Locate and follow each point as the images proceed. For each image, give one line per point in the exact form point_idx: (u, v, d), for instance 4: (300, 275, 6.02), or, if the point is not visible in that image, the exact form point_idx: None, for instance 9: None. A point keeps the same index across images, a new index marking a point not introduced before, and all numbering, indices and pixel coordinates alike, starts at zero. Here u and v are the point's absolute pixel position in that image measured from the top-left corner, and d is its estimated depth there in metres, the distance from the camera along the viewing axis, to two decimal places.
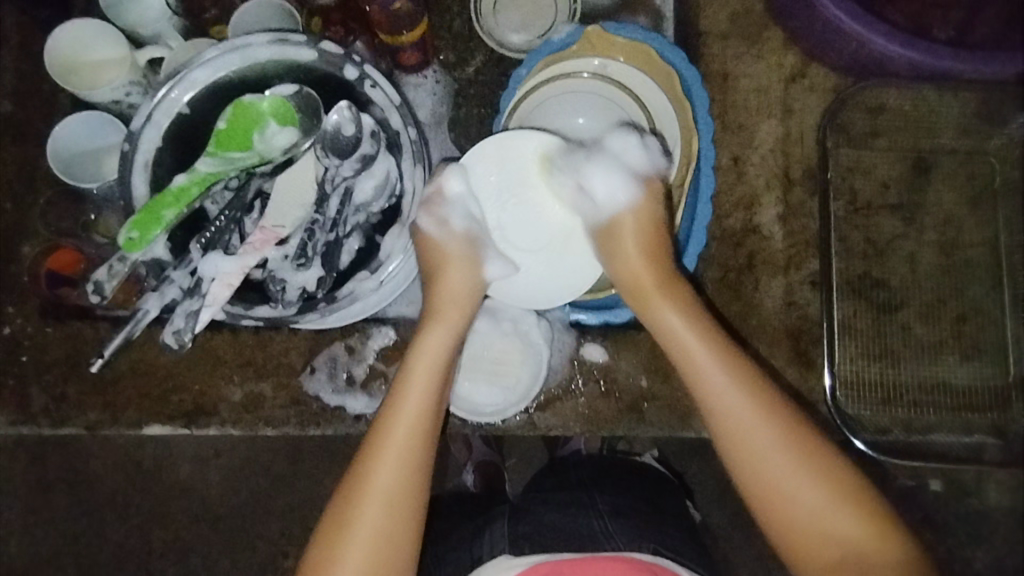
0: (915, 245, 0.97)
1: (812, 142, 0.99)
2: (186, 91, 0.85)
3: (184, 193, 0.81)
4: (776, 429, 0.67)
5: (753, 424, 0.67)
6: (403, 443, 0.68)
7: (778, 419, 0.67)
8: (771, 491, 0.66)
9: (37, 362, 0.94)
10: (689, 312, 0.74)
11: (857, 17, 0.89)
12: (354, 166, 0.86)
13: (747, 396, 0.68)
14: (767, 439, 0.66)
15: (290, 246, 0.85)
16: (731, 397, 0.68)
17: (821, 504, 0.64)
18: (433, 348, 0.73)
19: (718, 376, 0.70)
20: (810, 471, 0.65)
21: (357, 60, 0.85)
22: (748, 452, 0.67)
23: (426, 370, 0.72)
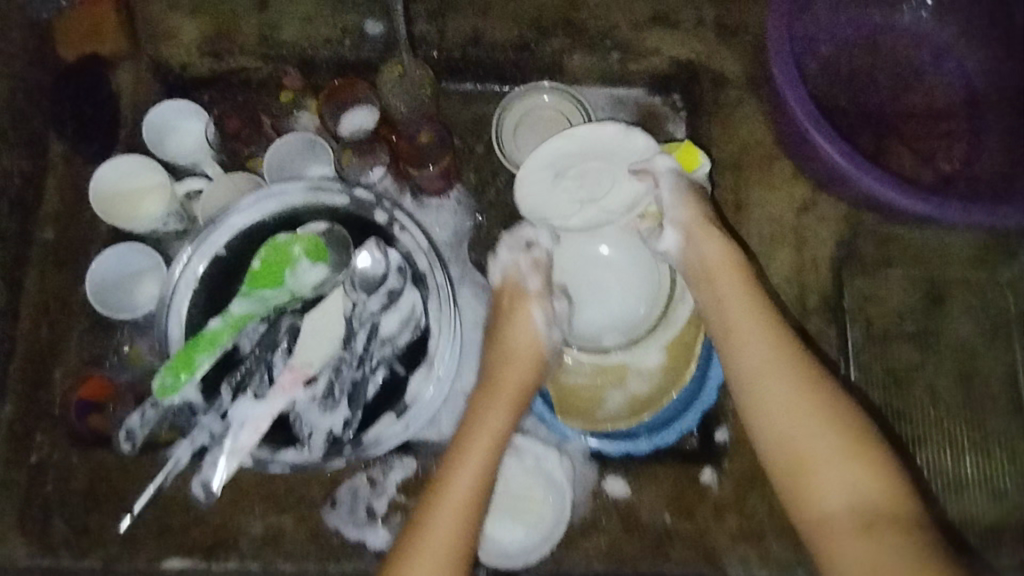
0: (935, 376, 0.98)
1: (825, 271, 1.02)
2: (223, 234, 0.88)
3: (217, 338, 0.83)
4: (826, 466, 0.75)
5: (788, 430, 0.77)
6: (456, 501, 0.81)
7: (812, 430, 0.76)
8: (814, 508, 0.74)
9: (62, 494, 0.94)
10: (762, 328, 0.83)
11: (865, 172, 0.92)
12: (381, 301, 0.91)
13: (789, 395, 0.78)
14: (804, 442, 0.76)
15: (317, 386, 0.86)
16: (776, 400, 0.78)
17: (857, 492, 0.73)
18: (494, 418, 0.87)
19: (772, 387, 0.79)
20: (843, 476, 0.74)
21: (387, 206, 0.91)
22: (795, 471, 0.76)
23: (486, 435, 0.85)
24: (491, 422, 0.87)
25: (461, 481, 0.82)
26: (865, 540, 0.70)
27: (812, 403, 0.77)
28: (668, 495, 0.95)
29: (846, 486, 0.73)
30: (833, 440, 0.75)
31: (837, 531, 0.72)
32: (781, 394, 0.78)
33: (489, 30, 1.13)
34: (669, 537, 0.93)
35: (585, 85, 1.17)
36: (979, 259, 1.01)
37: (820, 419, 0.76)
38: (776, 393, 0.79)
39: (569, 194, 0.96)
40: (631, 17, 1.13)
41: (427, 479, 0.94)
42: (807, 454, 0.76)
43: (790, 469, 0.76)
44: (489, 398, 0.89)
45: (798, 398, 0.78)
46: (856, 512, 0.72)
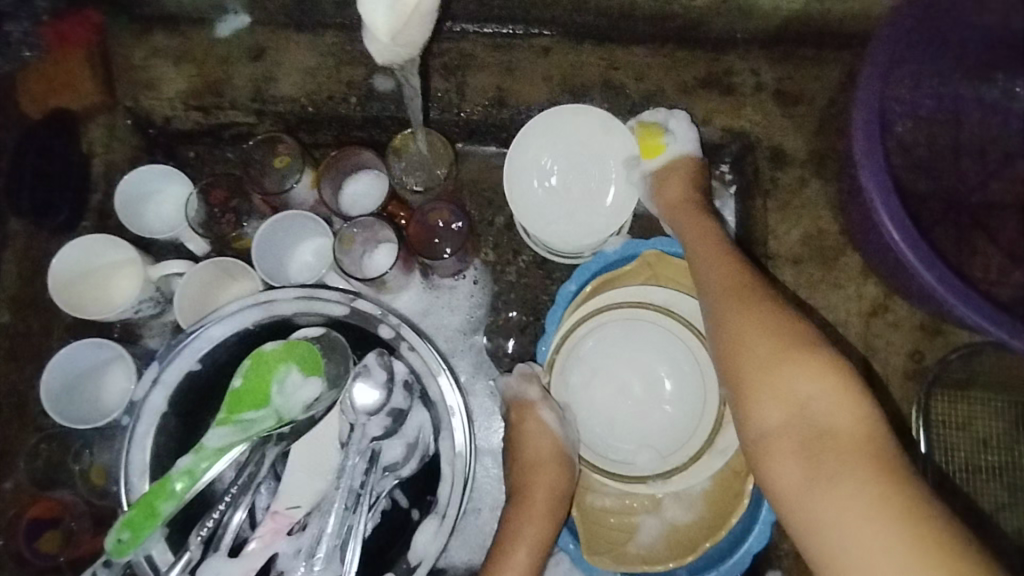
0: (1020, 518, 0.85)
1: (897, 388, 0.88)
2: (199, 345, 0.75)
3: (185, 480, 0.69)
4: (802, 447, 0.67)
5: (761, 407, 0.70)
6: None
7: (788, 404, 0.69)
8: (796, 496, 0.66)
9: None
10: (755, 307, 0.75)
11: (964, 298, 0.76)
12: (383, 423, 0.77)
13: (764, 359, 0.71)
14: (777, 418, 0.69)
15: (304, 537, 0.72)
16: (746, 364, 0.73)
17: (833, 452, 0.65)
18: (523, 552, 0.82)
19: (749, 348, 0.73)
20: (821, 468, 0.65)
21: (394, 321, 0.78)
22: (776, 458, 0.69)
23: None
24: (527, 542, 0.83)
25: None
26: (807, 453, 0.66)
27: (791, 374, 0.69)
28: None
29: (810, 381, 0.69)
30: (811, 388, 0.69)
31: (775, 450, 0.69)
32: (758, 365, 0.71)
33: (516, 92, 0.99)
34: None
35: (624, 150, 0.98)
36: None
37: (807, 384, 0.69)
38: (754, 353, 0.72)
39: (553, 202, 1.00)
40: (678, 80, 0.99)
41: None
42: (781, 387, 0.70)
43: (767, 449, 0.69)
44: (519, 523, 0.84)
45: (779, 368, 0.70)
46: (806, 440, 0.67)
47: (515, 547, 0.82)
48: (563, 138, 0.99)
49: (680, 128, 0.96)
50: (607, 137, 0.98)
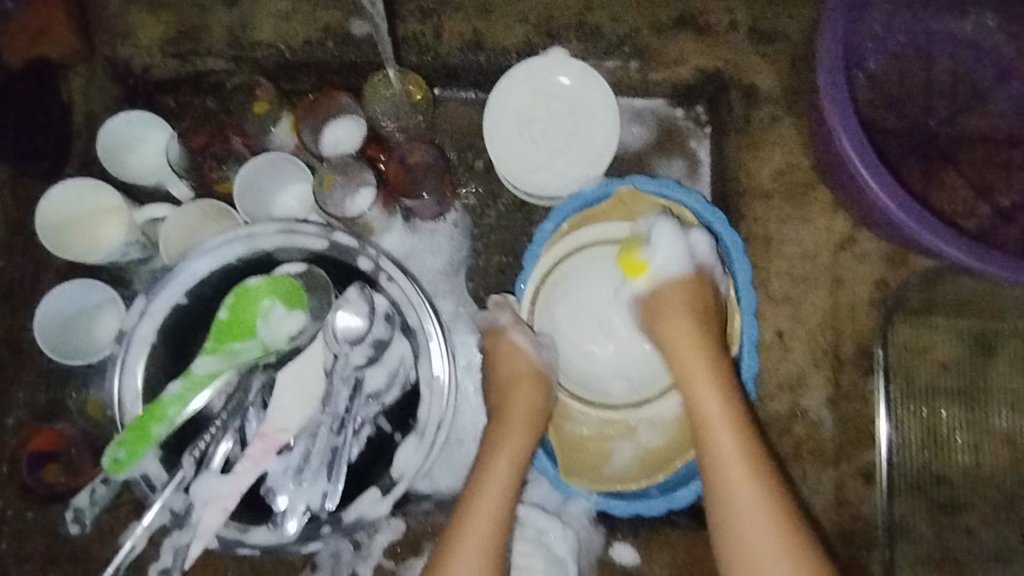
0: (978, 436, 0.89)
1: (863, 316, 0.91)
2: (185, 279, 0.77)
3: (176, 403, 0.72)
4: (759, 524, 0.74)
5: (728, 489, 0.77)
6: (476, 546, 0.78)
7: (752, 488, 0.76)
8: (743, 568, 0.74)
9: (19, 548, 0.87)
10: (721, 396, 0.81)
11: (918, 221, 0.79)
12: (366, 352, 0.81)
13: (727, 445, 0.78)
14: (739, 501, 0.76)
15: (292, 456, 0.76)
16: (718, 452, 0.78)
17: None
18: (502, 463, 0.83)
19: (722, 442, 0.79)
20: (772, 546, 0.73)
21: (372, 253, 0.81)
22: (728, 531, 0.75)
23: (496, 487, 0.81)
24: (507, 455, 0.84)
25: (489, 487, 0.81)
26: (760, 552, 0.74)
27: (751, 472, 0.77)
28: (679, 561, 0.86)
29: (754, 488, 0.76)
30: (766, 539, 0.74)
31: (730, 524, 0.75)
32: (722, 451, 0.78)
33: (492, 35, 1.00)
34: None
35: (597, 87, 1.00)
36: None
37: (756, 480, 0.76)
38: (722, 452, 0.78)
39: (529, 146, 1.01)
40: (653, 20, 0.99)
41: (417, 541, 0.87)
42: (733, 503, 0.76)
43: (722, 523, 0.76)
44: (499, 440, 0.85)
45: (745, 469, 0.77)
46: (765, 524, 0.74)
47: (495, 459, 0.84)
48: (538, 86, 1.01)
49: (662, 247, 0.85)
50: (569, 70, 1.00)
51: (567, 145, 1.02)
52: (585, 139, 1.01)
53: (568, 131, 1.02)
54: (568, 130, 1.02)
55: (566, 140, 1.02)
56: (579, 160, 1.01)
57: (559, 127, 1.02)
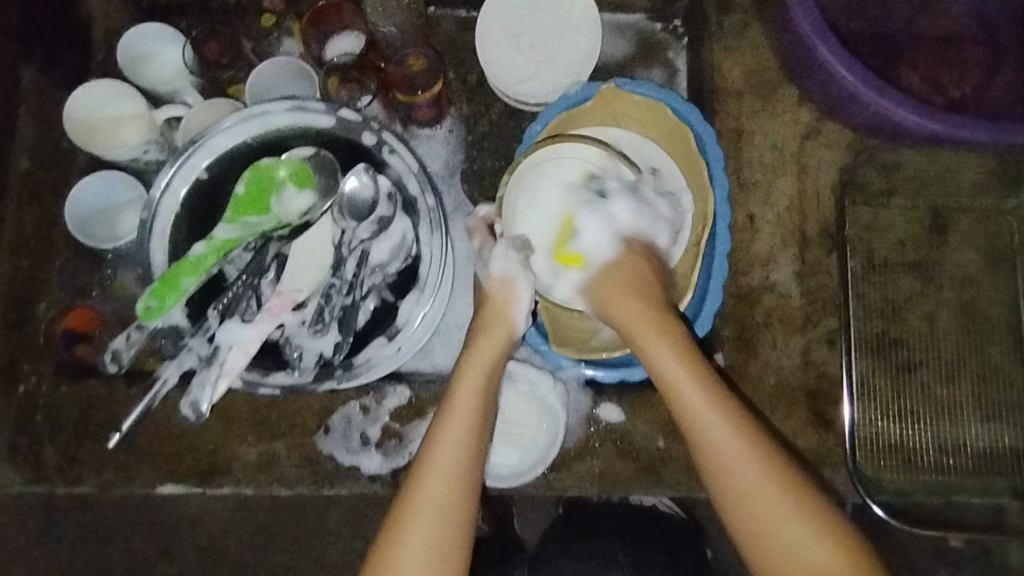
0: (934, 304, 0.97)
1: (828, 199, 0.99)
2: (207, 156, 0.86)
3: (202, 261, 0.81)
4: (745, 462, 0.67)
5: (713, 439, 0.69)
6: (448, 471, 0.71)
7: (733, 431, 0.69)
8: (749, 522, 0.66)
9: (51, 421, 0.94)
10: (678, 344, 0.76)
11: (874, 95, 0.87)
12: (371, 229, 0.87)
13: (696, 388, 0.72)
14: (726, 443, 0.68)
15: (307, 311, 0.85)
16: (687, 402, 0.71)
17: (772, 507, 0.66)
18: (468, 386, 0.76)
19: (686, 387, 0.72)
20: (774, 489, 0.66)
21: (375, 127, 0.88)
22: (724, 480, 0.68)
23: (465, 414, 0.74)
24: (471, 379, 0.78)
25: (455, 410, 0.75)
26: (764, 495, 0.66)
27: (727, 412, 0.70)
28: (660, 419, 0.95)
29: (735, 428, 0.69)
30: (734, 448, 0.68)
31: (721, 473, 0.68)
32: (700, 400, 0.71)
33: None
34: (663, 462, 0.94)
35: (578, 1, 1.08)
36: (987, 186, 0.97)
37: (736, 420, 0.70)
38: (689, 400, 0.71)
39: (518, 57, 1.07)
40: None
41: (422, 407, 0.95)
42: (715, 450, 0.68)
43: (714, 471, 0.69)
44: (466, 365, 0.79)
45: (716, 407, 0.70)
46: (751, 464, 0.67)
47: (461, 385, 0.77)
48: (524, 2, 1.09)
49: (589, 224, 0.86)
50: None
51: (552, 54, 1.08)
52: (569, 48, 1.07)
53: (553, 41, 1.08)
54: (553, 40, 1.08)
55: (551, 49, 1.08)
56: (564, 69, 1.07)
57: (544, 37, 1.08)
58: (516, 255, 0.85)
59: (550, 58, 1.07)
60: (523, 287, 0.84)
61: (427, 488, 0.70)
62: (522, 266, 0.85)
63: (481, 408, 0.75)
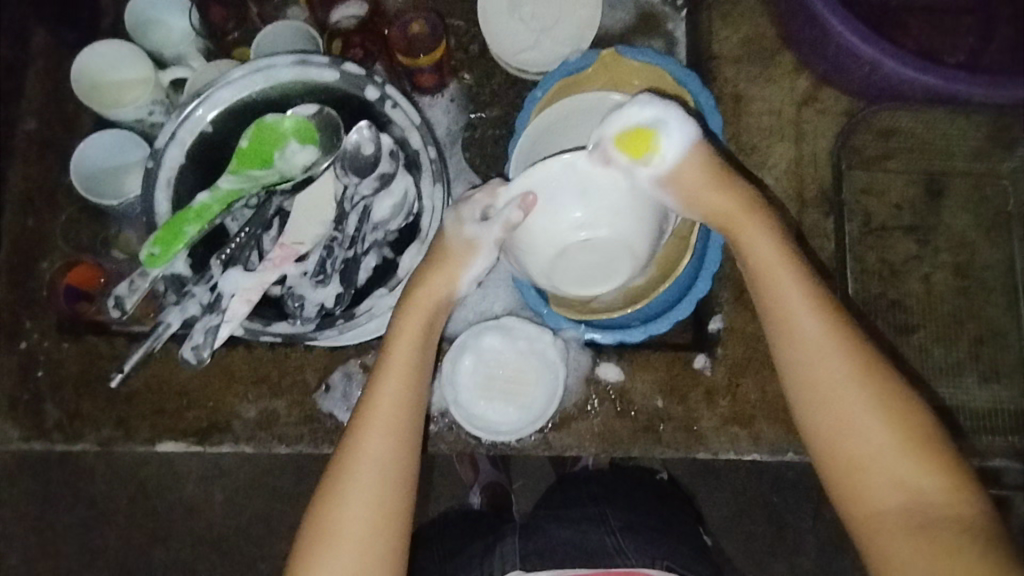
0: (931, 267, 0.97)
1: (825, 163, 1.00)
2: (211, 109, 0.87)
3: (205, 210, 0.83)
4: (851, 380, 0.66)
5: (816, 354, 0.67)
6: (386, 421, 0.70)
7: (845, 353, 0.67)
8: (844, 446, 0.65)
9: (53, 377, 0.94)
10: (781, 243, 0.72)
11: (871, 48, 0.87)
12: (372, 185, 0.86)
13: (803, 299, 0.69)
14: (830, 358, 0.67)
15: (309, 262, 0.86)
16: (799, 316, 0.69)
17: (882, 453, 0.64)
18: (413, 323, 0.74)
19: (795, 298, 0.69)
20: (874, 411, 0.65)
21: (378, 81, 0.89)
22: (821, 400, 0.67)
23: (402, 368, 0.72)
24: (409, 332, 0.74)
25: (394, 363, 0.72)
26: (867, 410, 0.65)
27: (834, 327, 0.68)
28: (660, 378, 0.95)
29: (837, 347, 0.67)
30: (853, 383, 0.66)
31: (822, 385, 0.67)
32: (807, 313, 0.69)
33: None
34: (662, 421, 0.94)
35: None
36: (980, 151, 0.99)
37: (841, 337, 0.67)
38: (797, 316, 0.69)
39: (518, 24, 1.08)
40: None
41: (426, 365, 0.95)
42: (816, 366, 0.67)
43: (821, 385, 0.67)
44: (407, 307, 0.75)
45: (823, 322, 0.68)
46: (861, 383, 0.66)
47: (403, 329, 0.74)
48: None
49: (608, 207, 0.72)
50: None
51: (553, 20, 1.08)
52: (569, 15, 1.08)
53: (553, 7, 1.08)
54: (553, 6, 1.08)
55: (551, 15, 1.08)
56: (564, 35, 1.08)
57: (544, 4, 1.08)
58: (497, 230, 0.73)
59: (551, 25, 1.08)
60: (481, 261, 0.76)
61: (366, 441, 0.69)
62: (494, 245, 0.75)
63: (417, 354, 0.73)
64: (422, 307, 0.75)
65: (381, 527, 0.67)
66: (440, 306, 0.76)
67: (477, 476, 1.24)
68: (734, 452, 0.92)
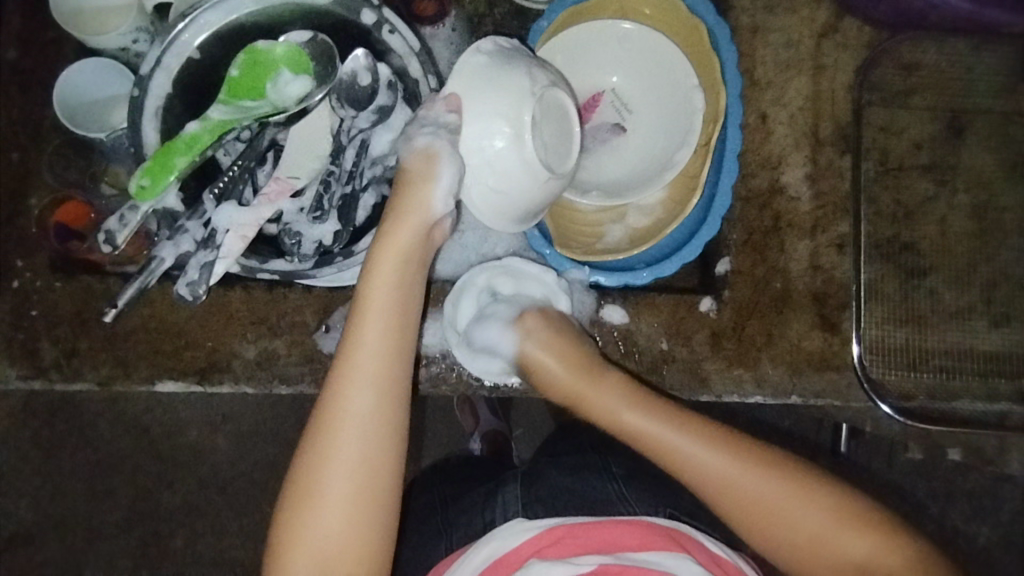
0: (947, 209, 0.94)
1: (843, 100, 0.95)
2: (198, 34, 0.82)
3: (195, 141, 0.79)
4: (723, 457, 0.68)
5: (692, 459, 0.69)
6: (369, 371, 0.65)
7: (701, 438, 0.70)
8: (763, 530, 0.67)
9: (48, 316, 0.92)
10: (545, 346, 0.80)
11: None
12: (370, 118, 0.82)
13: (637, 413, 0.74)
14: (690, 446, 0.70)
15: (305, 198, 0.83)
16: (644, 426, 0.73)
17: (785, 505, 0.66)
18: (388, 267, 0.69)
19: (623, 409, 0.75)
20: (771, 484, 0.67)
21: (375, 4, 0.83)
22: (719, 490, 0.68)
23: (380, 313, 0.67)
24: (384, 274, 0.69)
25: (373, 310, 0.67)
26: (757, 482, 0.67)
27: (673, 417, 0.73)
28: (665, 320, 0.93)
29: (689, 435, 0.71)
30: (724, 461, 0.68)
31: (708, 478, 0.68)
32: (646, 421, 0.73)
33: None
34: (666, 363, 0.93)
35: None
36: (1005, 88, 0.95)
37: (688, 425, 0.71)
38: (643, 426, 0.73)
39: None
40: None
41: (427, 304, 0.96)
42: (689, 468, 0.69)
43: (702, 476, 0.68)
44: (379, 252, 0.69)
45: (660, 417, 0.73)
46: (732, 462, 0.68)
47: (382, 269, 0.69)
48: None
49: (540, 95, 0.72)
50: None
51: None
52: None
53: None
54: None
55: None
56: None
57: None
58: (444, 134, 0.70)
59: None
60: (448, 168, 0.69)
61: (353, 387, 0.65)
62: (450, 148, 0.70)
63: (400, 294, 0.68)
64: (395, 245, 0.69)
65: (376, 482, 0.64)
66: (420, 244, 0.70)
67: (476, 426, 1.24)
68: (738, 396, 0.92)
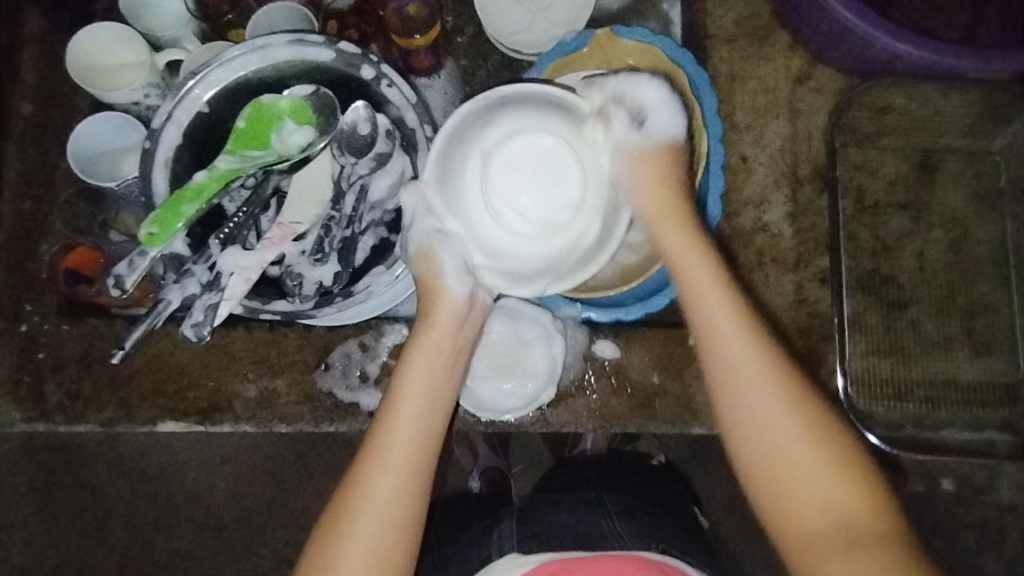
0: (924, 243, 0.98)
1: (819, 141, 1.00)
2: (206, 90, 0.88)
3: (203, 189, 0.83)
4: (790, 425, 0.63)
5: (758, 398, 0.65)
6: (397, 457, 0.66)
7: (784, 396, 0.64)
8: (782, 498, 0.63)
9: (52, 359, 0.95)
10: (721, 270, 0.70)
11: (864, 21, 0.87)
12: (370, 164, 0.88)
13: (745, 338, 0.66)
14: (768, 394, 0.64)
15: (307, 241, 0.87)
16: (739, 349, 0.66)
17: (824, 490, 0.61)
18: (429, 353, 0.71)
19: (738, 335, 0.66)
20: (823, 465, 0.62)
21: (373, 60, 0.88)
22: (768, 442, 0.64)
23: (418, 398, 0.69)
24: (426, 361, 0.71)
25: (410, 396, 0.69)
26: (808, 452, 0.63)
27: (775, 368, 0.65)
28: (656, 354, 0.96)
29: (770, 391, 0.64)
30: (783, 416, 0.64)
31: (761, 424, 0.64)
32: (740, 346, 0.66)
33: None
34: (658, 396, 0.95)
35: None
36: (971, 128, 1.00)
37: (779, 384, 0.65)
38: (729, 348, 0.66)
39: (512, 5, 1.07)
40: None
41: None
42: (752, 406, 0.65)
43: (751, 418, 0.65)
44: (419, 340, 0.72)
45: (760, 358, 0.66)
46: (798, 425, 0.63)
47: (416, 360, 0.71)
48: None
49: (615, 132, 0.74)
50: None
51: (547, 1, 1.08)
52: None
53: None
54: None
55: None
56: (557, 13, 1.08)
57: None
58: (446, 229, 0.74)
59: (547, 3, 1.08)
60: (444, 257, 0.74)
61: (372, 478, 0.65)
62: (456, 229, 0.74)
63: (433, 381, 0.70)
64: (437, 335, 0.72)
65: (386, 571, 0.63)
66: (458, 339, 0.73)
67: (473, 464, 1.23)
68: None
